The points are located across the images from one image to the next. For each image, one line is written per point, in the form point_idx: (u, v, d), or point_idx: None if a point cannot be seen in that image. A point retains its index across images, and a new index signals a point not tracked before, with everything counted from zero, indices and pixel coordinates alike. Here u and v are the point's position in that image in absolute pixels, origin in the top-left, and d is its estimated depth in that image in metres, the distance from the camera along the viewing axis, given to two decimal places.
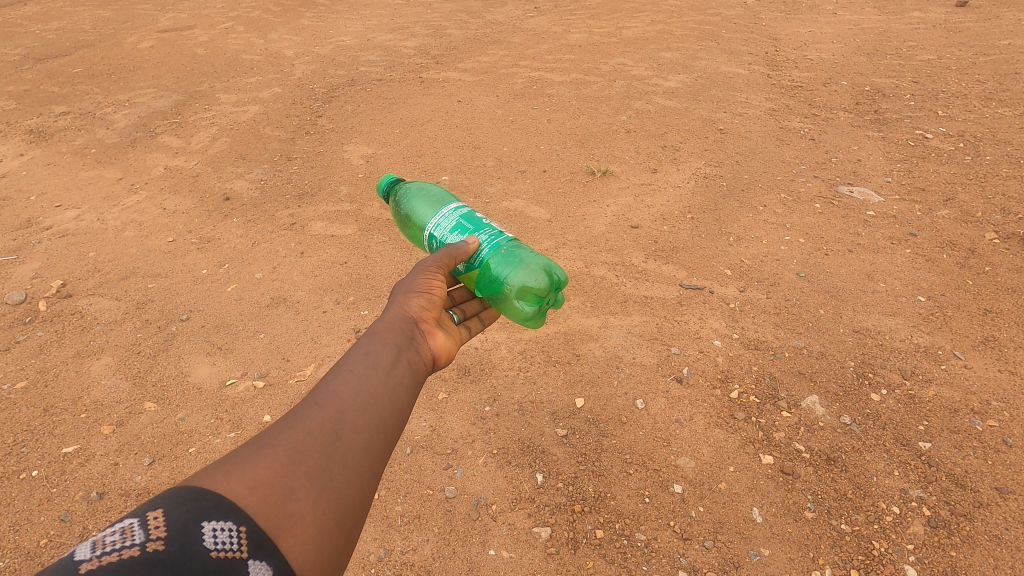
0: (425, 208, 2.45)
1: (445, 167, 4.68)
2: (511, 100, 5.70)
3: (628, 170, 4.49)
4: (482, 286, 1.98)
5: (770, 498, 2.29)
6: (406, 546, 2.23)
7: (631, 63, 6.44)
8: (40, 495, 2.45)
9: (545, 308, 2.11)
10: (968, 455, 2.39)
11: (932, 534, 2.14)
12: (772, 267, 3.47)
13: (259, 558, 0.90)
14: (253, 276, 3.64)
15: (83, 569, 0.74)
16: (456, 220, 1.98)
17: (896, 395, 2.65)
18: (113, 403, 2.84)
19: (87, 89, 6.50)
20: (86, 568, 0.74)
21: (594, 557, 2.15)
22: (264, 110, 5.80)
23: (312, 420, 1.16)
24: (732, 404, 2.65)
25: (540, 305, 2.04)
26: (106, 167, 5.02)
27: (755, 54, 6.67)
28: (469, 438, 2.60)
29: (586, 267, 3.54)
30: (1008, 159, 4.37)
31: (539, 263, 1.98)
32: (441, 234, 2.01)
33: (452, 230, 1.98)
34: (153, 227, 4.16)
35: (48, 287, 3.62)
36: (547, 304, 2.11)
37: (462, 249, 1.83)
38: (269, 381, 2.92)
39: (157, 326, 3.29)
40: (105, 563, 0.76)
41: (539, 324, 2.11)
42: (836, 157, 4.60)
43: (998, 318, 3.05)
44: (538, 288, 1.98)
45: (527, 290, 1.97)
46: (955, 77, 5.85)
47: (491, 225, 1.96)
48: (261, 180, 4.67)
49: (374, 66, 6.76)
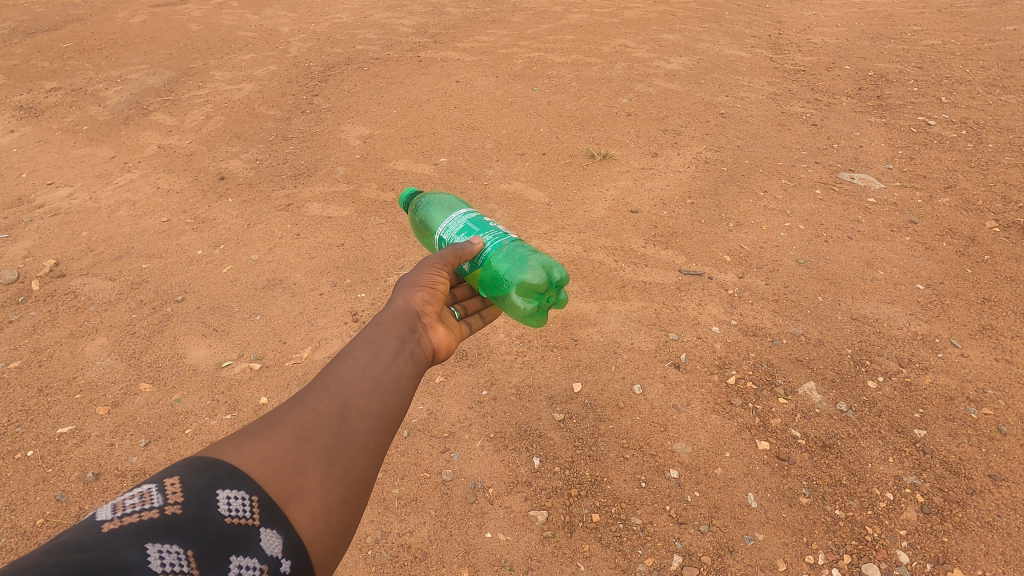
0: (440, 216, 2.45)
1: (443, 149, 4.62)
2: (510, 82, 5.63)
3: (628, 153, 4.45)
4: (485, 285, 1.97)
5: (766, 483, 2.31)
6: (403, 528, 2.24)
7: (632, 45, 6.35)
8: (37, 475, 2.44)
9: (546, 307, 2.09)
10: (963, 442, 2.40)
11: (925, 520, 2.15)
12: (771, 254, 3.46)
13: (272, 526, 0.89)
14: (249, 258, 3.60)
15: (105, 529, 0.74)
16: (464, 223, 2.01)
17: (892, 382, 2.66)
18: (109, 383, 2.83)
19: (78, 65, 6.38)
20: (108, 528, 0.75)
21: (590, 540, 2.17)
22: (259, 88, 5.71)
23: (319, 402, 1.15)
24: (729, 390, 2.66)
25: (539, 303, 2.01)
26: (98, 145, 4.94)
27: (758, 36, 6.59)
28: (466, 422, 2.60)
29: (585, 252, 3.52)
30: (1011, 147, 4.34)
31: (538, 261, 1.96)
32: (449, 237, 2.05)
33: (459, 232, 2.01)
34: (147, 207, 4.11)
35: (40, 266, 3.58)
36: (548, 303, 2.09)
37: (467, 249, 1.84)
38: (265, 363, 2.90)
39: (152, 307, 3.26)
40: (126, 523, 0.76)
41: (541, 322, 2.09)
42: (838, 143, 4.57)
43: (996, 306, 3.05)
44: (535, 286, 1.94)
45: (524, 287, 1.94)
46: (959, 63, 5.80)
47: (496, 226, 1.97)
48: (256, 159, 4.61)
49: (371, 44, 6.65)
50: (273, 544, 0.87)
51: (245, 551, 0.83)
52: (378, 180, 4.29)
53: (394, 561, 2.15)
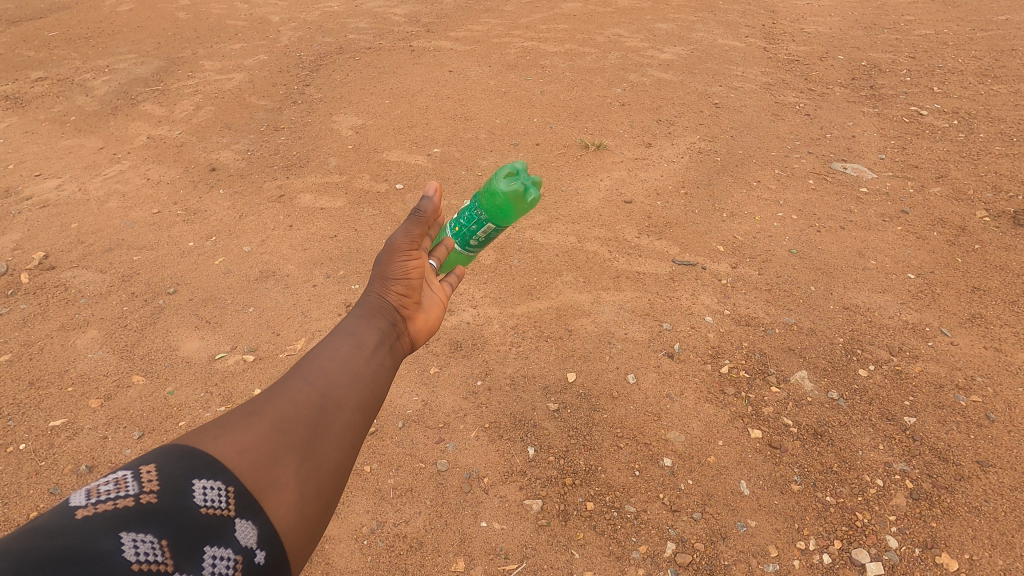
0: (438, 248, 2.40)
1: (437, 139, 4.60)
2: (504, 71, 5.60)
3: (622, 144, 4.45)
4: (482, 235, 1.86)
5: (758, 471, 2.33)
6: (398, 518, 2.24)
7: (626, 34, 6.32)
8: (29, 469, 2.42)
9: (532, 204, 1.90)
10: (952, 429, 2.43)
11: (913, 505, 2.18)
12: (764, 244, 3.47)
13: (247, 516, 0.90)
14: (240, 250, 3.58)
15: (78, 516, 0.75)
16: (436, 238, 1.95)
17: (883, 371, 2.69)
18: (100, 376, 2.81)
19: (65, 54, 6.29)
20: (82, 515, 0.75)
21: (584, 528, 2.18)
22: (250, 78, 5.66)
23: (298, 393, 1.13)
24: (722, 379, 2.68)
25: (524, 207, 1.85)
26: (87, 136, 4.88)
27: (752, 26, 6.58)
28: (461, 412, 2.61)
29: (579, 242, 3.52)
30: (1002, 136, 4.36)
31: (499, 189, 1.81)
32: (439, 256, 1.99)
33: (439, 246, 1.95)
34: (137, 198, 4.07)
35: (30, 259, 3.54)
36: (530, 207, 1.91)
37: (427, 210, 1.55)
38: (259, 355, 2.90)
39: (144, 300, 3.24)
40: (100, 511, 0.77)
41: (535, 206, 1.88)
42: (831, 133, 4.58)
43: (986, 295, 3.08)
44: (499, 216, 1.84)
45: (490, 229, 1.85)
46: (951, 53, 5.81)
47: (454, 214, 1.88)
48: (247, 150, 4.57)
49: (363, 33, 6.60)
50: (246, 534, 0.88)
51: (219, 542, 0.84)
52: (371, 171, 4.26)
53: (389, 551, 2.15)
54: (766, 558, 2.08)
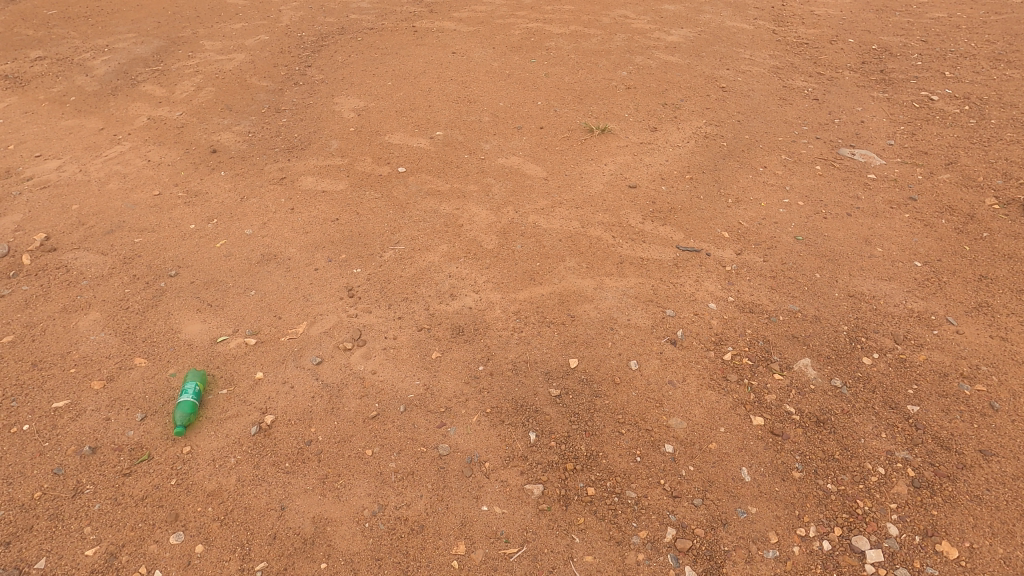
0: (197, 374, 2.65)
1: (440, 122, 4.55)
2: (508, 53, 5.52)
3: (627, 127, 4.40)
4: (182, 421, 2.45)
5: (759, 458, 2.33)
6: (400, 502, 2.25)
7: (633, 16, 6.23)
8: (33, 449, 2.42)
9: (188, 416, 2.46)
10: (955, 418, 2.42)
11: (915, 493, 2.18)
12: (770, 230, 3.44)
13: None
14: (241, 232, 3.56)
15: None
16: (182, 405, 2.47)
17: (887, 359, 2.67)
18: (102, 358, 2.80)
19: (64, 33, 6.22)
20: None
21: (584, 513, 2.19)
22: (251, 58, 5.60)
23: None
24: (725, 366, 2.67)
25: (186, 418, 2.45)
26: (87, 116, 4.83)
27: (761, 8, 6.47)
28: (462, 397, 2.60)
29: (583, 228, 3.49)
30: (1013, 122, 4.29)
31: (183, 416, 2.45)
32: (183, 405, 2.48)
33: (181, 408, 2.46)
34: (138, 180, 4.04)
35: (31, 240, 3.52)
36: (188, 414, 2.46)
37: None
38: (260, 338, 2.89)
39: (145, 282, 3.23)
40: None
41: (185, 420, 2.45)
42: (839, 118, 4.51)
43: (993, 283, 3.05)
44: (206, 374, 2.70)
45: (199, 376, 2.63)
46: (964, 36, 5.70)
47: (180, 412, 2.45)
48: (249, 132, 4.53)
49: (365, 14, 6.51)
50: None
51: None
52: (373, 153, 4.23)
53: (391, 533, 2.16)
54: (766, 544, 2.08)
